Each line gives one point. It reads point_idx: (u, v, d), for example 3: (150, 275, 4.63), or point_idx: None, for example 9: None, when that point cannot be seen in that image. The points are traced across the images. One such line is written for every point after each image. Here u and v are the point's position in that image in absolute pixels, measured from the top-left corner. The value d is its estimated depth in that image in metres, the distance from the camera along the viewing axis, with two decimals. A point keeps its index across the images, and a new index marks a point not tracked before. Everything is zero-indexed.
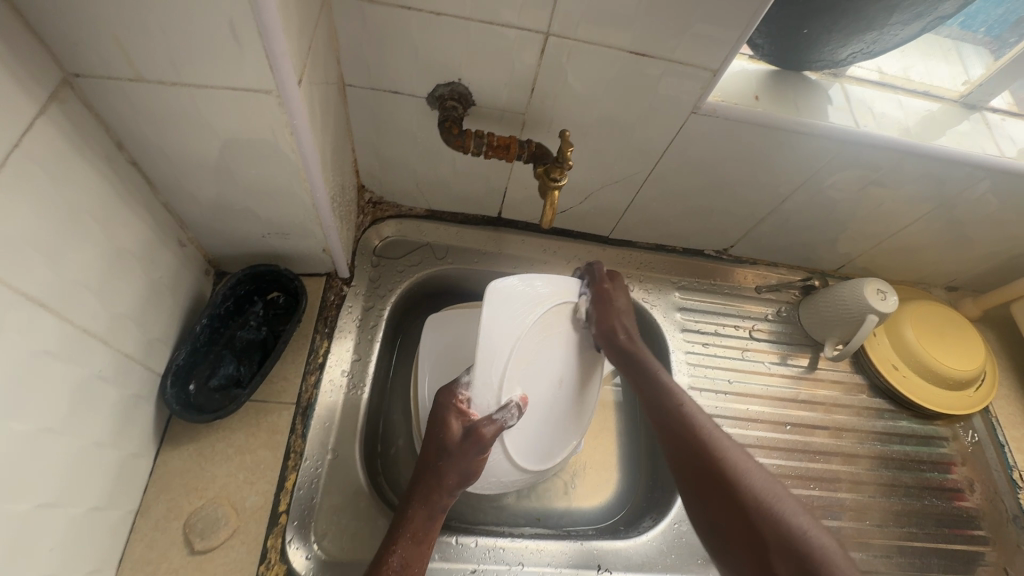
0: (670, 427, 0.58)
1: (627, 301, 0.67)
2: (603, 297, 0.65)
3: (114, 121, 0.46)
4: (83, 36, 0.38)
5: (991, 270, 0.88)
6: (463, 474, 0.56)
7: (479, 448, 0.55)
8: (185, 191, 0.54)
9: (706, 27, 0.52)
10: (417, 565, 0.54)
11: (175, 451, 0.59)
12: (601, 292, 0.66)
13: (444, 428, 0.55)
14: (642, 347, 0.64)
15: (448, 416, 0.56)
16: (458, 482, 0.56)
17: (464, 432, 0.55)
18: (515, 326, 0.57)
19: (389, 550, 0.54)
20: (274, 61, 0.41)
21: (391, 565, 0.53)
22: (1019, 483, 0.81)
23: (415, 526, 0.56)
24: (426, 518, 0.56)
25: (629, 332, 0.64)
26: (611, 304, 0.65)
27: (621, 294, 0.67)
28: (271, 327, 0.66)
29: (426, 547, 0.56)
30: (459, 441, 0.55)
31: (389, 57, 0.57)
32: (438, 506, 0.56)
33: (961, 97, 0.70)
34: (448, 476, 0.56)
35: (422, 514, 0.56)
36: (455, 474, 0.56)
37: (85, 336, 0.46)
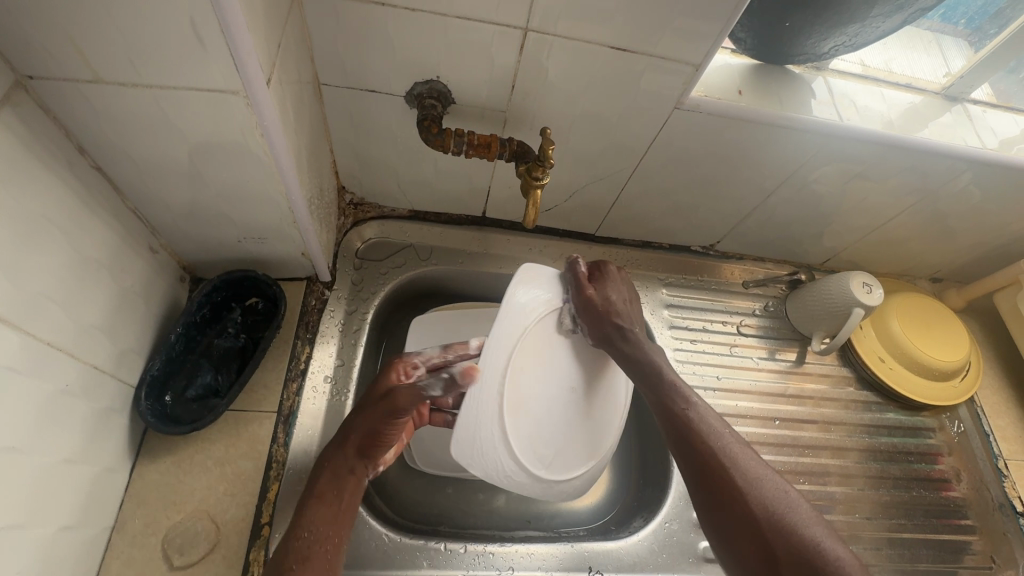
0: (676, 430, 0.53)
1: (618, 298, 0.64)
2: (589, 300, 0.62)
3: (76, 126, 0.44)
4: (35, 36, 0.36)
5: (975, 261, 0.89)
6: (369, 434, 0.54)
7: (391, 412, 0.54)
8: (155, 196, 0.52)
9: (685, 21, 0.51)
10: (332, 531, 0.50)
11: (152, 464, 0.58)
12: (586, 297, 0.62)
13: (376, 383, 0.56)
14: (643, 341, 0.61)
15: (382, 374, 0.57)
16: (366, 447, 0.55)
17: (387, 390, 0.55)
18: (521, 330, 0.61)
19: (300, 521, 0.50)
20: (239, 60, 0.39)
21: (301, 536, 0.49)
22: (1003, 472, 0.82)
23: (321, 488, 0.53)
24: (333, 481, 0.53)
25: (629, 332, 0.61)
26: (602, 311, 0.62)
27: (611, 292, 0.64)
28: (250, 334, 0.64)
29: (343, 522, 0.52)
30: (379, 397, 0.55)
31: (365, 55, 0.56)
32: (341, 468, 0.54)
33: (943, 89, 0.69)
34: (355, 437, 0.55)
35: (327, 477, 0.53)
36: (363, 432, 0.54)
37: (51, 350, 0.45)
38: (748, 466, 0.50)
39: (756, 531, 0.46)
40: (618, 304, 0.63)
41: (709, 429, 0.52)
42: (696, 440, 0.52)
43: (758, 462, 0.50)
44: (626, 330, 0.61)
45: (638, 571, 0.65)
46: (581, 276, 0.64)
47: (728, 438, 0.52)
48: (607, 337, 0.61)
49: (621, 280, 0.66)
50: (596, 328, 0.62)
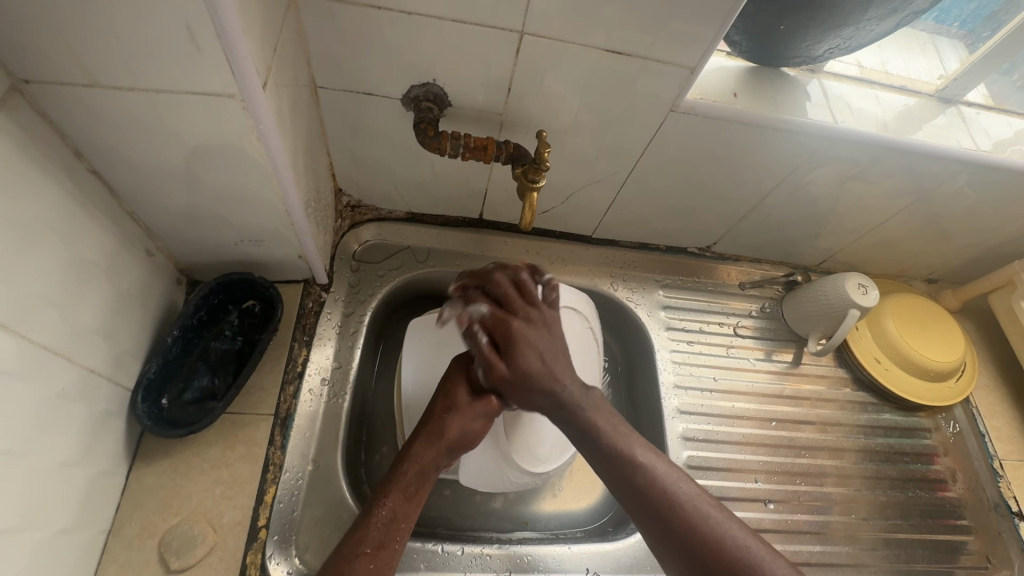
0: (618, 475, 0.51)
1: (538, 361, 0.55)
2: (506, 381, 0.55)
3: (71, 130, 0.44)
4: (32, 41, 0.36)
5: (970, 262, 0.89)
6: (464, 432, 0.57)
7: (487, 412, 0.58)
8: (151, 200, 0.52)
9: (680, 24, 0.51)
10: (405, 520, 0.52)
11: (148, 467, 0.57)
12: (499, 377, 0.55)
13: (455, 385, 0.59)
14: (575, 404, 0.54)
15: (461, 377, 0.59)
16: (457, 440, 0.57)
17: (475, 396, 0.58)
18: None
19: (377, 502, 0.53)
20: (235, 64, 0.39)
21: (380, 515, 0.52)
22: (999, 472, 0.82)
23: (405, 481, 0.54)
24: (419, 475, 0.55)
25: (556, 400, 0.54)
26: (519, 388, 0.55)
27: (531, 356, 0.55)
28: (246, 337, 0.64)
29: (418, 504, 0.54)
30: (469, 398, 0.58)
31: (361, 59, 0.56)
32: (431, 462, 0.55)
33: (937, 91, 0.69)
34: (450, 430, 0.56)
35: (414, 470, 0.55)
36: (457, 429, 0.57)
37: (48, 353, 0.45)
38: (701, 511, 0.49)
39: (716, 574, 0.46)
40: (539, 370, 0.55)
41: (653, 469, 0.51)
42: (641, 483, 0.50)
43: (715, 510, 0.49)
44: (550, 396, 0.54)
45: (635, 573, 0.65)
46: (485, 351, 0.56)
47: (678, 481, 0.51)
48: (528, 404, 0.57)
49: (538, 333, 0.56)
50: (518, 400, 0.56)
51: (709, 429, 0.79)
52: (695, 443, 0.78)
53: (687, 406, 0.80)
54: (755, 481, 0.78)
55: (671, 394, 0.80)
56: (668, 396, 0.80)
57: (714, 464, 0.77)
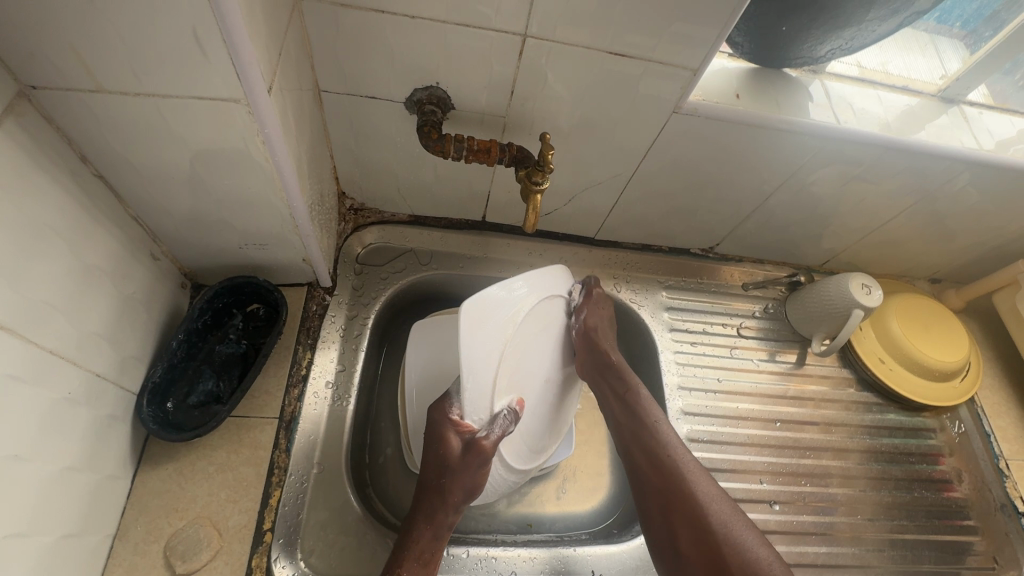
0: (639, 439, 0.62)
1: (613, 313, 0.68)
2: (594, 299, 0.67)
3: (78, 135, 0.44)
4: (39, 47, 0.37)
5: (974, 261, 0.89)
6: (467, 489, 0.56)
7: (482, 462, 0.54)
8: (156, 204, 0.52)
9: (682, 25, 0.51)
10: None
11: (154, 471, 0.58)
12: (591, 292, 0.67)
13: (443, 444, 0.55)
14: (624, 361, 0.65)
15: (447, 433, 0.55)
16: (463, 497, 0.57)
17: (465, 447, 0.54)
18: (502, 346, 0.52)
19: (394, 570, 0.54)
20: (240, 69, 0.39)
21: None
22: (1005, 472, 0.82)
23: (421, 547, 0.56)
24: (433, 538, 0.57)
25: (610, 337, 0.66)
26: (600, 306, 0.67)
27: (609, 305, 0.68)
28: (251, 340, 0.64)
29: (433, 568, 0.56)
30: (460, 455, 0.54)
31: (364, 62, 0.56)
32: (441, 524, 0.57)
33: (939, 91, 0.69)
34: (453, 492, 0.56)
35: (427, 535, 0.56)
36: (461, 489, 0.56)
37: (52, 358, 0.45)
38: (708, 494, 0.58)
39: (701, 546, 0.55)
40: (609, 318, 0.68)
41: (671, 449, 0.61)
42: (661, 461, 0.60)
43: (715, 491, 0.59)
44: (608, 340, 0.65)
45: (640, 575, 0.65)
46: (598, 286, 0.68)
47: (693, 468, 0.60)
48: (591, 330, 0.65)
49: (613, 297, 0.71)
50: (591, 314, 0.66)
51: (713, 430, 0.79)
52: (700, 444, 0.78)
53: (691, 407, 0.80)
54: (760, 482, 0.78)
55: (675, 395, 0.80)
56: (672, 397, 0.80)
57: (719, 465, 0.77)
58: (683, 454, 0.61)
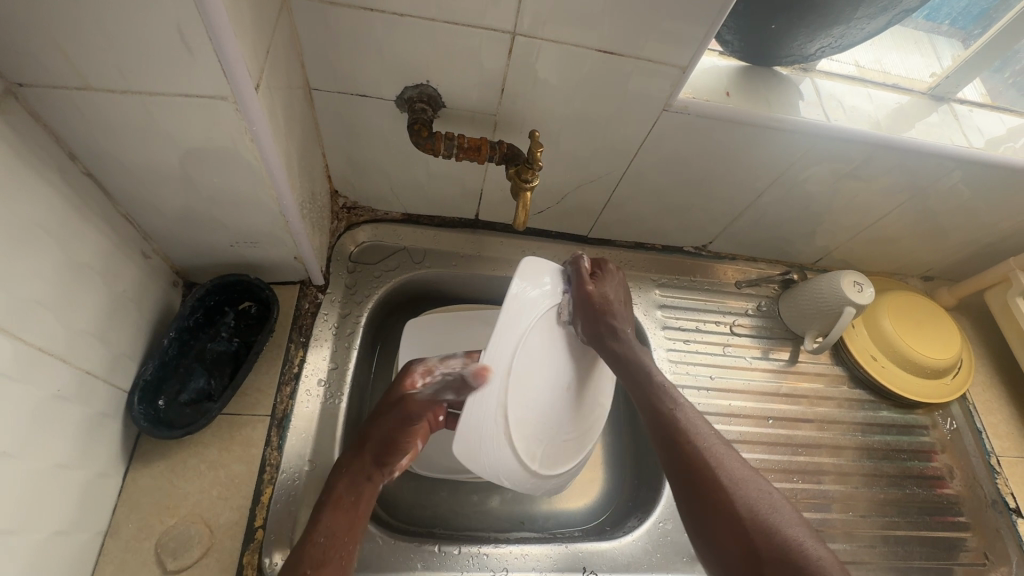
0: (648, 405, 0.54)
1: (614, 296, 0.64)
2: (591, 296, 0.62)
3: (66, 133, 0.44)
4: (25, 45, 0.37)
5: (966, 258, 0.89)
6: (384, 440, 0.57)
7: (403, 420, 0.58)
8: (146, 202, 0.53)
9: (671, 23, 0.52)
10: (345, 545, 0.51)
11: (145, 468, 0.58)
12: (586, 293, 0.62)
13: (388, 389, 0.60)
14: (634, 344, 0.61)
15: (394, 380, 0.60)
16: (383, 453, 0.57)
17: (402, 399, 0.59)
18: (518, 332, 0.56)
19: (316, 517, 0.53)
20: (228, 67, 0.40)
21: (316, 532, 0.51)
22: (995, 468, 0.83)
23: (337, 494, 0.54)
24: (350, 486, 0.55)
25: (619, 333, 0.61)
26: (600, 309, 0.62)
27: (609, 291, 0.64)
28: (243, 338, 0.64)
29: (356, 527, 0.53)
30: (393, 400, 0.59)
31: (354, 60, 0.56)
32: (362, 474, 0.56)
33: (929, 90, 0.70)
34: (371, 441, 0.58)
35: (347, 481, 0.55)
36: (377, 438, 0.58)
37: (42, 355, 0.45)
38: (735, 473, 0.47)
39: (742, 535, 0.43)
40: (616, 301, 0.64)
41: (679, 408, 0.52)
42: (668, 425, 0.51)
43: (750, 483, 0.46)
44: (616, 327, 0.61)
45: (632, 571, 0.65)
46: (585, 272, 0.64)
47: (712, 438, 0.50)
48: (597, 335, 0.61)
49: (618, 279, 0.67)
50: (591, 326, 0.62)
51: None
52: None
53: None
54: None
55: None
56: None
57: None
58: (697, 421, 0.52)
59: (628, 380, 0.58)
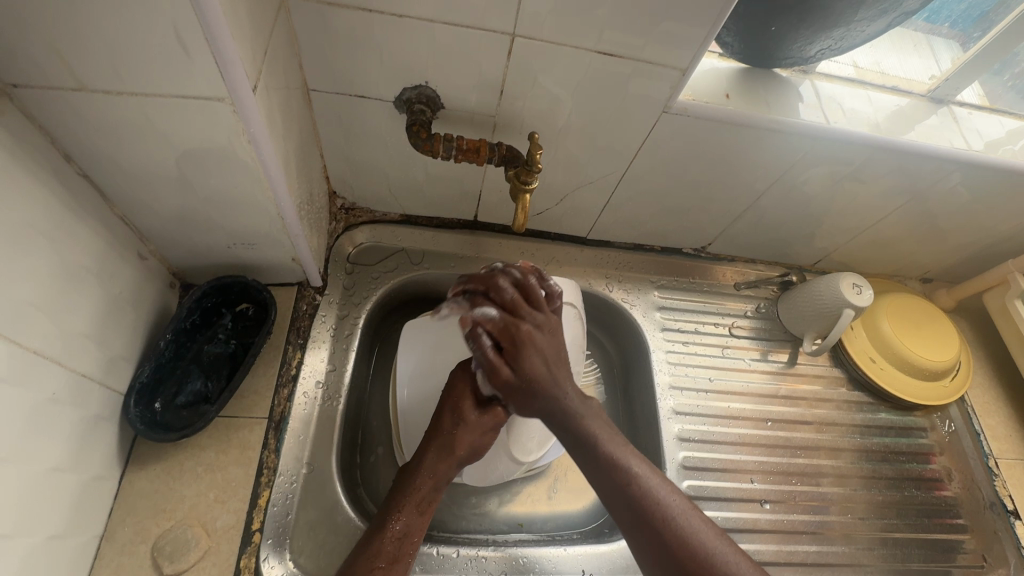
0: (607, 484, 0.51)
1: (541, 365, 0.55)
2: (508, 384, 0.55)
3: (61, 134, 0.44)
4: (19, 45, 0.36)
5: (965, 260, 0.89)
6: (473, 447, 0.59)
7: (493, 425, 0.60)
8: (143, 203, 0.52)
9: (670, 25, 0.51)
10: (417, 534, 0.55)
11: (142, 471, 0.57)
12: (503, 381, 0.55)
13: (461, 401, 0.59)
14: (576, 409, 0.54)
15: (465, 391, 0.59)
16: (467, 453, 0.59)
17: (481, 410, 0.59)
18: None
19: (392, 517, 0.55)
20: (224, 68, 0.39)
21: (393, 531, 0.54)
22: (994, 470, 0.82)
23: (419, 496, 0.56)
24: (431, 489, 0.57)
25: (558, 407, 0.54)
26: (527, 389, 0.55)
27: (533, 361, 0.55)
28: (240, 340, 0.64)
29: (428, 517, 0.57)
30: (475, 415, 0.59)
31: (353, 61, 0.56)
32: (443, 478, 0.58)
33: (928, 92, 0.70)
34: (460, 446, 0.59)
35: (428, 486, 0.57)
36: (467, 444, 0.59)
37: (38, 358, 0.45)
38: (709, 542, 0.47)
39: None
40: (542, 376, 0.55)
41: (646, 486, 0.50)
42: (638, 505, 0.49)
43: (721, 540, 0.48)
44: (553, 402, 0.54)
45: (631, 574, 0.65)
46: (490, 356, 0.55)
47: (680, 506, 0.49)
48: (530, 411, 0.56)
49: (544, 338, 0.56)
50: (518, 404, 0.56)
51: (705, 429, 0.79)
52: (691, 443, 0.78)
53: (682, 406, 0.80)
54: (751, 482, 0.78)
55: (666, 394, 0.80)
56: (664, 396, 0.80)
57: (710, 464, 0.77)
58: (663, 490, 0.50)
59: (581, 458, 0.53)
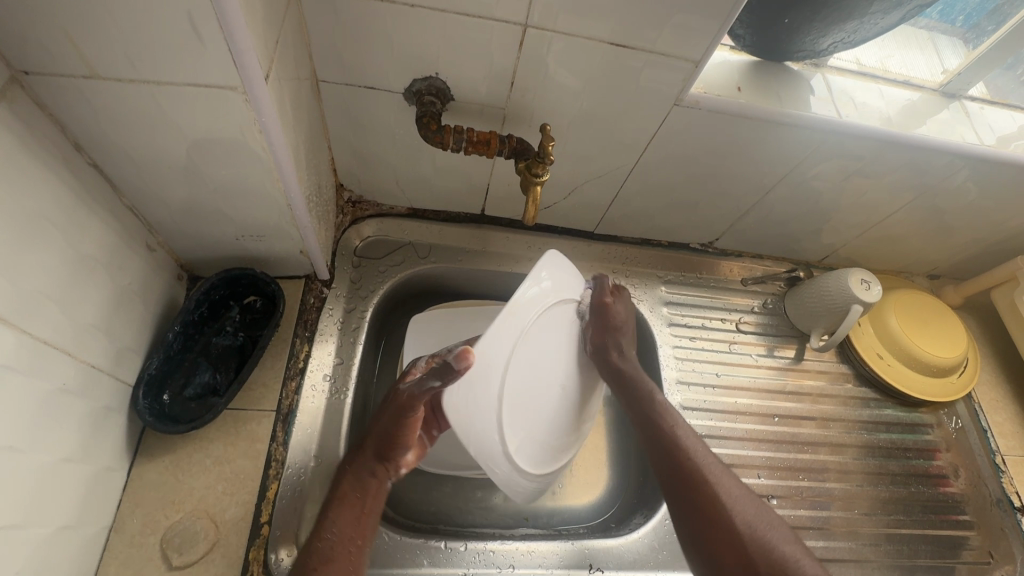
0: (661, 446, 0.59)
1: (627, 316, 0.67)
2: (603, 307, 0.65)
3: (71, 122, 0.43)
4: (32, 31, 0.36)
5: (972, 257, 0.89)
6: (385, 437, 0.56)
7: (403, 409, 0.55)
8: (152, 193, 0.52)
9: (685, 17, 0.51)
10: (357, 537, 0.52)
11: (150, 463, 0.57)
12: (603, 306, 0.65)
13: (392, 388, 0.59)
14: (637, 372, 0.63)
15: (398, 382, 0.59)
16: (388, 449, 0.56)
17: (403, 392, 0.57)
18: (513, 324, 0.52)
19: (324, 519, 0.53)
20: (237, 56, 0.39)
21: (326, 533, 0.51)
22: (1001, 467, 0.82)
23: (343, 490, 0.55)
24: (358, 485, 0.55)
25: (622, 352, 0.64)
26: (612, 326, 0.65)
27: (623, 308, 0.67)
28: (248, 332, 0.64)
29: (365, 522, 0.53)
30: (394, 399, 0.57)
31: (363, 52, 0.56)
32: (370, 474, 0.56)
33: (941, 86, 0.69)
34: (374, 437, 0.57)
35: (354, 482, 0.55)
36: (382, 434, 0.57)
37: (48, 349, 0.44)
38: (729, 489, 0.55)
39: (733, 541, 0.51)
40: (624, 325, 0.66)
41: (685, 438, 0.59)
42: (673, 448, 0.58)
43: (739, 489, 0.55)
44: (622, 344, 0.65)
45: (639, 569, 0.65)
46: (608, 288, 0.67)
47: (712, 462, 0.57)
48: (603, 347, 0.64)
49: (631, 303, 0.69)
50: (598, 338, 0.64)
51: (712, 425, 0.79)
52: None
53: (690, 402, 0.80)
54: (758, 477, 0.78)
55: (674, 389, 0.80)
56: (671, 391, 0.80)
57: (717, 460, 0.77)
58: (700, 448, 0.58)
59: (633, 404, 0.63)
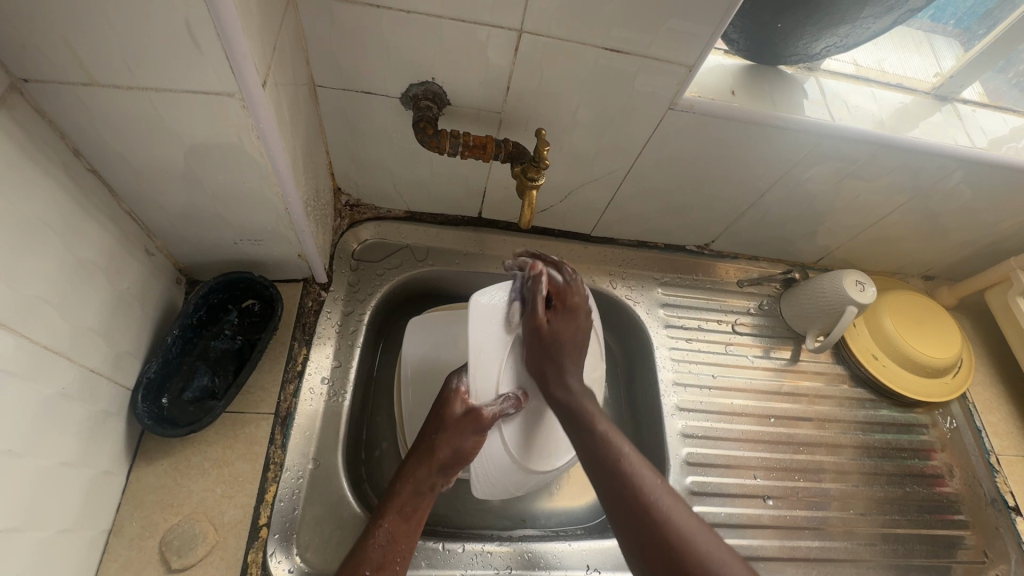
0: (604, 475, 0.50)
1: (570, 333, 0.59)
2: (540, 328, 0.57)
3: (70, 128, 0.44)
4: (31, 39, 0.36)
5: (966, 258, 0.90)
6: (456, 451, 0.54)
7: (477, 429, 0.54)
8: (151, 198, 0.52)
9: (678, 22, 0.51)
10: (404, 540, 0.53)
11: (149, 466, 0.58)
12: (537, 326, 0.57)
13: (445, 406, 0.55)
14: (578, 393, 0.56)
15: (450, 397, 0.56)
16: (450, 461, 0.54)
17: (466, 411, 0.55)
18: (500, 340, 0.58)
19: (376, 525, 0.53)
20: (235, 63, 0.39)
21: (378, 539, 0.52)
22: (995, 467, 0.83)
23: (401, 500, 0.54)
24: (413, 494, 0.55)
25: (561, 374, 0.57)
26: (548, 343, 0.57)
27: (563, 325, 0.59)
28: (246, 335, 0.64)
29: (416, 523, 0.54)
30: (459, 415, 0.55)
31: (360, 57, 0.56)
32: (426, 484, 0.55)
33: (932, 89, 0.70)
34: (441, 451, 0.54)
35: (409, 490, 0.54)
36: (449, 449, 0.54)
37: (47, 353, 0.45)
38: (676, 517, 0.46)
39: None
40: (567, 340, 0.58)
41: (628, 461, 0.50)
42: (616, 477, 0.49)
43: (690, 515, 0.46)
44: (562, 367, 0.57)
45: None
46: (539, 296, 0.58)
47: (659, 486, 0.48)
48: (540, 372, 0.57)
49: (582, 316, 0.61)
50: (536, 362, 0.57)
51: (708, 426, 0.80)
52: (695, 440, 0.79)
53: (686, 403, 0.80)
54: (754, 478, 0.78)
55: (670, 391, 0.81)
56: (668, 393, 0.80)
57: (714, 461, 0.78)
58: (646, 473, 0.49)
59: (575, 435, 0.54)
